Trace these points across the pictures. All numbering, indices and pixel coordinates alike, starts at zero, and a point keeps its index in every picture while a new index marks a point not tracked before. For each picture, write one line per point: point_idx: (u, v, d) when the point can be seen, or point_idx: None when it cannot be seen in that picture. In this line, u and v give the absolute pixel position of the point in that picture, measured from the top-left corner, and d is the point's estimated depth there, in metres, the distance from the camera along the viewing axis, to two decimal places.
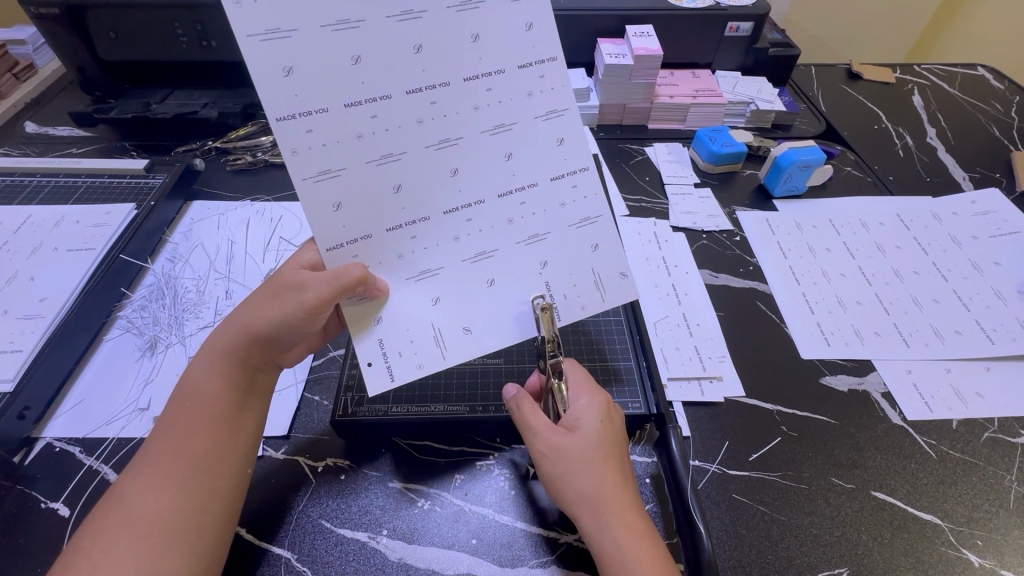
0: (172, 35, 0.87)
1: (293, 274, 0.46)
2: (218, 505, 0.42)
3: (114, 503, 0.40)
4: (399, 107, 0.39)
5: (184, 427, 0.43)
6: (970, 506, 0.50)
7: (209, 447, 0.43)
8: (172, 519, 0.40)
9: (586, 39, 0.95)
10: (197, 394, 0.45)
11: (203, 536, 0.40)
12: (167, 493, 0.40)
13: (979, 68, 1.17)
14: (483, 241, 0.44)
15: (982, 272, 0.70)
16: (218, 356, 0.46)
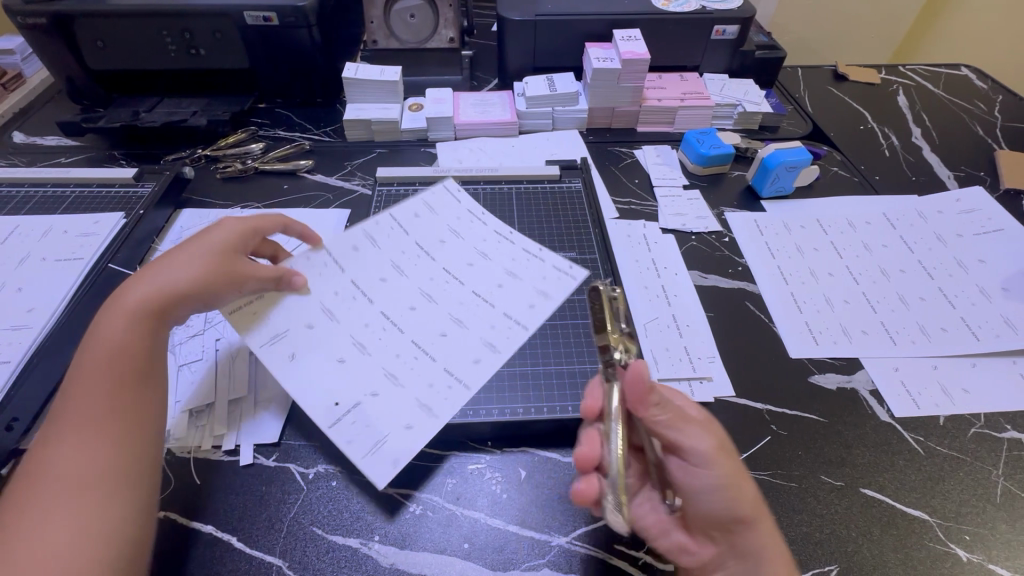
0: (161, 43, 0.87)
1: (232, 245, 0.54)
2: (133, 460, 0.42)
3: (39, 465, 0.40)
4: (441, 238, 0.68)
5: (82, 390, 0.44)
6: (958, 502, 0.51)
7: (111, 409, 0.43)
8: (88, 475, 0.40)
9: (574, 43, 0.95)
10: (113, 349, 0.46)
11: (124, 492, 0.41)
12: (75, 457, 0.41)
13: (963, 68, 1.18)
14: (391, 311, 0.58)
15: (967, 270, 0.71)
16: (119, 320, 0.47)
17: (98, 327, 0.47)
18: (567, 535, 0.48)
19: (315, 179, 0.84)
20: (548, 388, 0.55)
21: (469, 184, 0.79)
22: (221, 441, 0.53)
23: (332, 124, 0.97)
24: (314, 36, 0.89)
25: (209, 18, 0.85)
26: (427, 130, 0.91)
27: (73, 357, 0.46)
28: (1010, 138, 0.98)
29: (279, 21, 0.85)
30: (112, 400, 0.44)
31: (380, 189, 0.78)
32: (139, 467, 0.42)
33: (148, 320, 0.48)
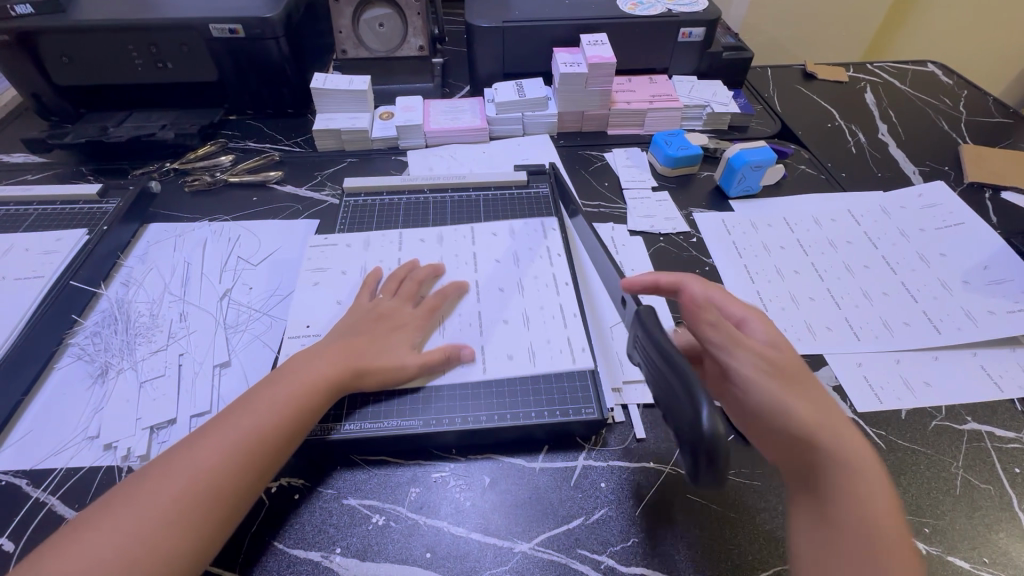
0: (127, 57, 0.87)
1: (383, 324, 0.57)
2: (203, 527, 0.40)
3: (146, 483, 0.41)
4: (475, 240, 0.72)
5: (221, 430, 0.45)
6: (918, 496, 0.51)
7: (231, 464, 0.43)
8: (155, 520, 0.39)
9: (543, 48, 0.96)
10: (274, 409, 0.47)
11: (172, 559, 0.38)
12: (162, 492, 0.40)
13: (929, 64, 1.20)
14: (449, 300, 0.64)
15: (930, 264, 0.72)
16: (314, 380, 0.49)
17: (287, 376, 0.49)
18: (530, 541, 0.48)
19: (285, 190, 0.84)
20: (512, 395, 0.56)
21: (438, 194, 0.79)
22: None
23: (303, 135, 0.96)
24: (282, 47, 0.89)
25: (176, 30, 0.84)
26: (397, 138, 0.91)
27: (249, 389, 0.49)
28: (974, 132, 0.99)
29: (245, 33, 0.85)
30: (239, 452, 0.43)
31: (347, 200, 0.78)
32: (203, 534, 0.40)
33: (330, 390, 0.50)
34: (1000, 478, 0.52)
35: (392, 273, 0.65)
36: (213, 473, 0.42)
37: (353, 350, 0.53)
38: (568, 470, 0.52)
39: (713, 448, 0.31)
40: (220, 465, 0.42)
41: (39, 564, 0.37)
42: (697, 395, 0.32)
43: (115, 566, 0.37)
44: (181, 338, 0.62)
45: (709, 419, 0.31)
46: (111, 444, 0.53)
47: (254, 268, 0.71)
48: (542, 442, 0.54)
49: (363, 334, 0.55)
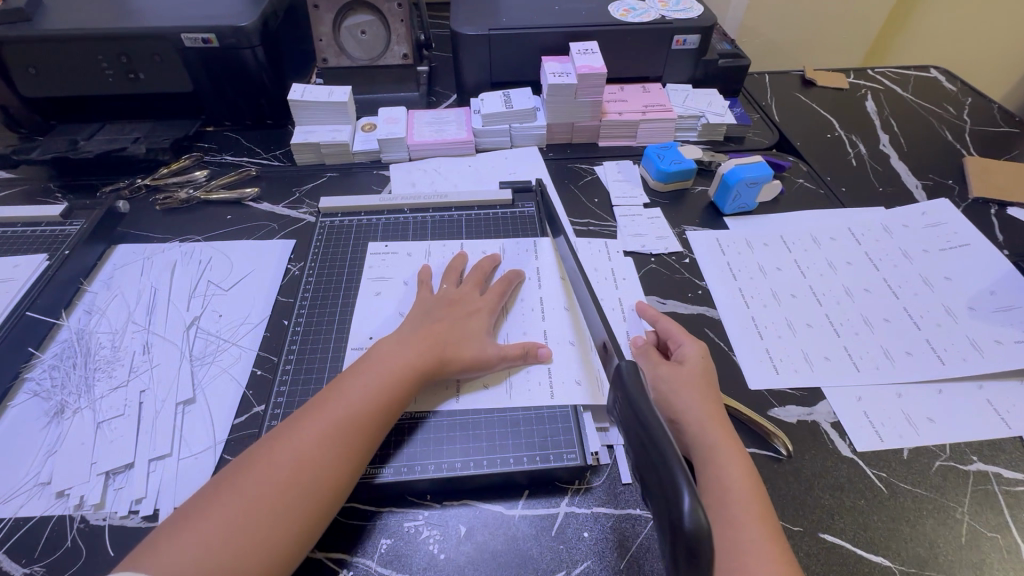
0: (98, 69, 0.83)
1: (461, 321, 0.58)
2: (309, 508, 0.43)
3: (253, 467, 0.44)
4: (528, 250, 0.71)
5: (317, 419, 0.47)
6: (922, 545, 0.48)
7: (327, 447, 0.45)
8: (256, 503, 0.41)
9: (532, 57, 0.92)
10: (359, 400, 0.49)
11: (279, 537, 0.41)
12: (264, 476, 0.43)
13: (932, 69, 1.16)
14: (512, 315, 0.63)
15: (933, 288, 0.68)
16: (401, 366, 0.52)
17: (372, 364, 0.52)
18: None
19: (262, 208, 0.80)
20: (491, 438, 0.53)
21: (419, 214, 0.76)
22: (139, 505, 0.49)
23: (282, 147, 0.93)
24: (258, 56, 0.86)
25: (145, 39, 0.81)
26: (380, 151, 0.87)
27: (339, 378, 0.51)
28: (978, 142, 0.96)
29: (218, 42, 0.82)
30: (330, 436, 0.46)
31: (324, 220, 0.75)
32: (310, 517, 0.42)
33: (416, 375, 0.52)
34: (1008, 525, 0.49)
35: (448, 267, 0.66)
36: (306, 459, 0.44)
37: (435, 336, 0.55)
38: (549, 517, 0.49)
39: (694, 542, 0.29)
40: (313, 449, 0.45)
41: (159, 546, 0.39)
42: (680, 485, 0.30)
43: (227, 546, 0.39)
44: (143, 373, 0.58)
45: (690, 512, 0.29)
46: (64, 492, 0.50)
47: (225, 293, 0.67)
48: (523, 487, 0.51)
49: (441, 321, 0.57)
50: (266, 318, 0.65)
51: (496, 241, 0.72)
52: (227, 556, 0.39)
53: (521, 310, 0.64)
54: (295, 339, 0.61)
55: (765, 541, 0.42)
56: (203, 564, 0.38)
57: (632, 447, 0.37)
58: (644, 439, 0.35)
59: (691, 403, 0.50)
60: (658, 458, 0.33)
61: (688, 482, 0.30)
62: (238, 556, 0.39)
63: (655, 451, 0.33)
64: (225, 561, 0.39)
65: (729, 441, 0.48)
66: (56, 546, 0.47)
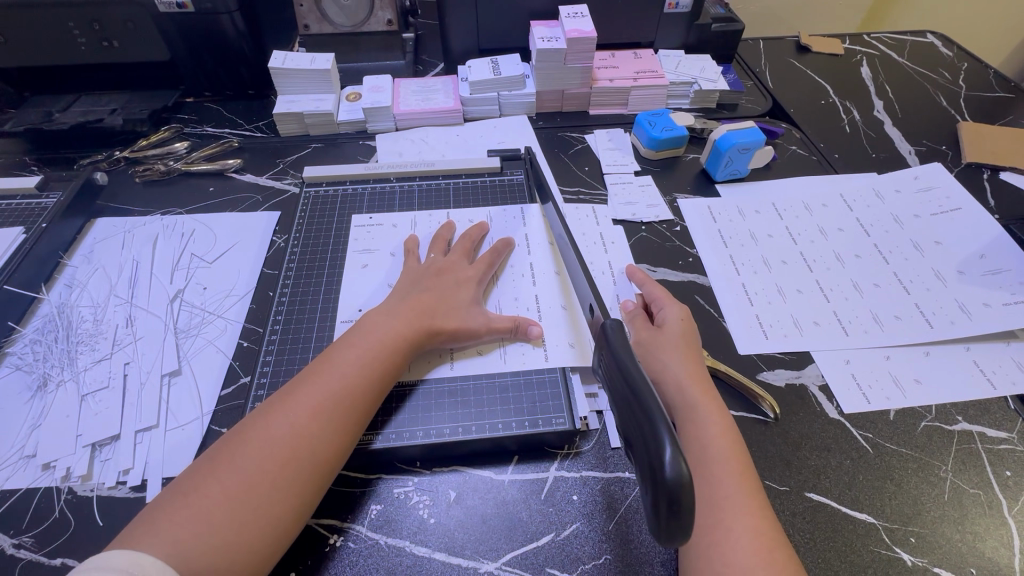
0: (69, 35, 0.79)
1: (451, 290, 0.57)
2: (307, 482, 0.43)
3: (247, 440, 0.43)
4: (515, 216, 0.70)
5: (309, 390, 0.46)
6: (905, 503, 0.49)
7: (323, 421, 0.45)
8: (256, 478, 0.41)
9: (521, 22, 0.90)
10: (352, 370, 0.48)
11: (280, 510, 0.41)
12: (261, 451, 0.42)
13: (929, 34, 1.14)
14: (502, 281, 0.63)
15: (923, 253, 0.68)
16: (392, 335, 0.51)
17: (361, 336, 0.51)
18: (495, 560, 0.45)
19: (245, 179, 0.79)
20: (480, 405, 0.52)
21: (405, 183, 0.74)
22: (126, 476, 0.49)
23: (264, 118, 0.91)
24: (236, 23, 0.83)
25: (117, 4, 0.77)
26: (365, 121, 0.85)
27: (331, 349, 0.51)
28: (973, 108, 0.95)
29: (194, 7, 0.79)
30: (325, 410, 0.45)
31: (308, 190, 0.74)
32: (307, 488, 0.42)
33: (407, 346, 0.52)
34: (991, 482, 0.50)
35: (435, 236, 0.65)
36: (301, 433, 0.44)
37: (423, 304, 0.55)
38: (539, 482, 0.49)
39: (677, 496, 0.29)
40: (307, 423, 0.44)
41: (156, 524, 0.38)
42: (662, 439, 0.31)
43: (229, 521, 0.39)
44: (127, 345, 0.58)
45: (672, 465, 0.30)
46: (50, 464, 0.49)
47: (209, 266, 0.66)
48: (512, 452, 0.51)
49: (428, 290, 0.57)
50: (252, 290, 0.64)
51: (486, 208, 0.71)
52: (229, 532, 0.38)
53: (511, 277, 0.63)
54: (281, 311, 0.60)
55: (742, 496, 0.42)
56: (206, 540, 0.38)
57: (617, 406, 0.37)
58: (630, 397, 0.35)
59: (671, 367, 0.50)
60: (643, 415, 0.33)
61: (671, 437, 0.31)
62: (239, 531, 0.39)
63: (640, 407, 0.33)
64: (228, 536, 0.38)
65: (708, 402, 0.48)
66: (44, 516, 0.47)
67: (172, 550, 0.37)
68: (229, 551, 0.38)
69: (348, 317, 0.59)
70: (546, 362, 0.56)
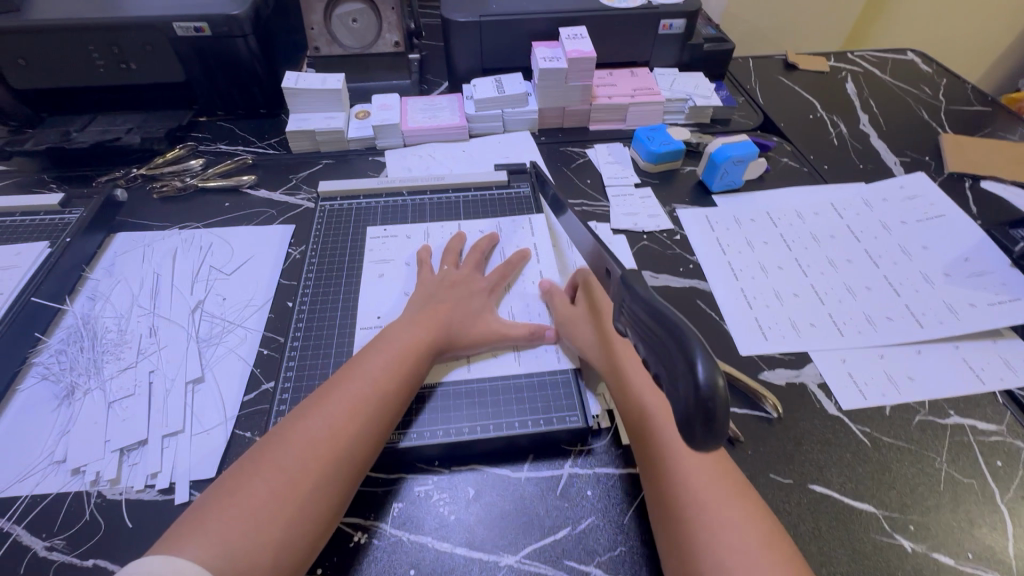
0: (88, 58, 0.82)
1: (469, 301, 0.60)
2: (343, 482, 0.45)
3: (285, 443, 0.45)
4: (522, 225, 0.73)
5: (343, 394, 0.49)
6: (903, 493, 0.51)
7: (359, 422, 0.47)
8: (300, 477, 0.43)
9: (523, 42, 0.94)
10: (381, 376, 0.50)
11: (320, 510, 0.43)
12: (303, 451, 0.44)
13: (908, 52, 1.20)
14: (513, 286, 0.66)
15: (912, 257, 0.72)
16: (416, 338, 0.54)
17: (386, 342, 0.54)
18: (516, 554, 0.47)
19: (259, 195, 0.81)
20: (496, 405, 0.55)
21: (416, 196, 0.77)
22: (154, 479, 0.51)
23: (276, 136, 0.94)
24: (250, 45, 0.86)
25: (136, 29, 0.80)
26: (374, 138, 0.88)
27: (359, 356, 0.53)
28: (952, 120, 1.00)
29: (211, 31, 0.82)
30: (360, 412, 0.47)
31: (323, 204, 0.76)
32: (344, 488, 0.45)
33: (429, 351, 0.54)
34: (983, 472, 0.53)
35: (447, 247, 0.67)
36: (339, 433, 0.46)
37: (441, 312, 0.57)
38: (554, 478, 0.51)
39: (711, 406, 0.30)
40: (345, 423, 0.46)
41: (204, 524, 0.40)
42: (695, 354, 0.31)
43: (275, 519, 0.41)
44: (151, 354, 0.60)
45: (706, 374, 0.30)
46: (79, 469, 0.51)
47: (227, 278, 0.68)
48: (527, 451, 0.53)
49: (445, 300, 0.59)
50: (270, 300, 0.66)
51: (496, 218, 0.74)
52: (276, 530, 0.40)
53: (522, 284, 0.66)
54: (301, 319, 0.62)
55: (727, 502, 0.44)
56: (255, 537, 0.39)
57: (644, 341, 0.37)
58: (659, 331, 0.35)
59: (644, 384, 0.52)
60: (675, 339, 0.33)
61: (702, 350, 0.31)
62: (285, 528, 0.41)
63: (670, 333, 0.34)
64: (274, 534, 0.40)
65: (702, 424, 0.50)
66: (75, 519, 0.48)
67: (222, 549, 0.38)
68: (276, 548, 0.40)
69: (366, 326, 0.61)
70: (558, 363, 0.58)
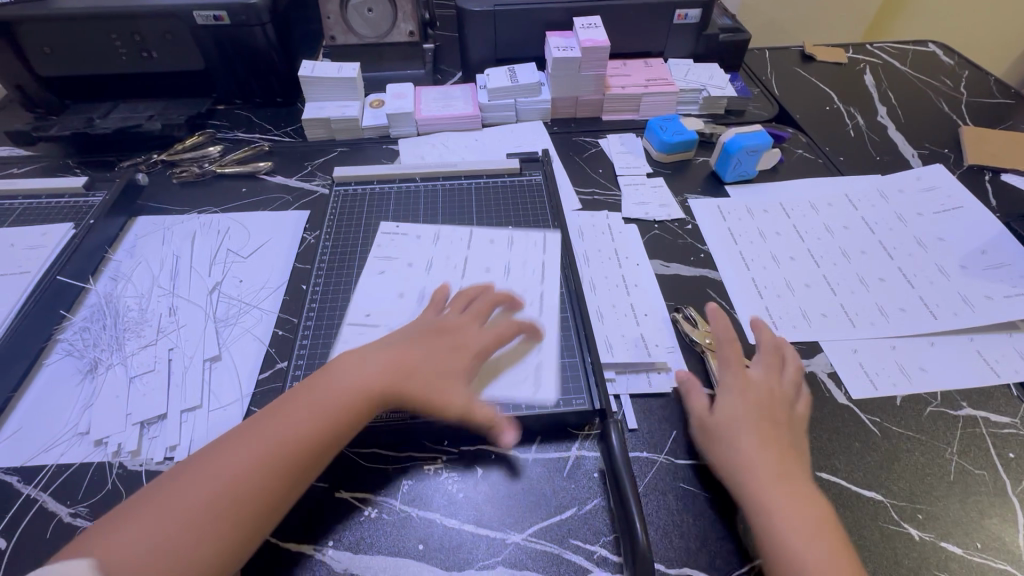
0: (111, 46, 0.84)
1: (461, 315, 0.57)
2: (265, 507, 0.41)
3: (222, 457, 0.42)
4: (532, 212, 0.74)
5: (295, 410, 0.45)
6: (913, 482, 0.51)
7: (299, 446, 0.44)
8: (244, 480, 0.41)
9: (537, 32, 0.94)
10: (338, 397, 0.47)
11: (230, 537, 0.39)
12: (233, 469, 0.41)
13: (930, 44, 1.18)
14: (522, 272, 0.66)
15: (927, 249, 0.71)
16: (386, 360, 0.50)
17: (355, 358, 0.50)
18: (522, 532, 0.47)
19: (275, 181, 0.83)
20: (503, 387, 0.55)
21: (430, 182, 0.78)
22: (173, 452, 0.52)
23: (292, 124, 0.95)
24: (268, 34, 0.88)
25: (158, 18, 0.82)
26: (388, 126, 0.89)
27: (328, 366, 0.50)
28: (974, 113, 0.98)
29: (230, 20, 0.83)
30: (303, 434, 0.44)
31: (338, 189, 0.77)
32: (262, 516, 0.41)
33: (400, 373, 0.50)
34: (995, 463, 0.52)
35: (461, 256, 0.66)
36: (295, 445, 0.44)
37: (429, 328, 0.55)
38: (561, 460, 0.52)
39: None
40: (303, 428, 0.45)
41: (117, 527, 0.38)
42: None
43: (182, 536, 0.38)
44: (171, 333, 0.61)
45: None
46: (102, 440, 0.53)
47: (243, 260, 0.70)
48: (535, 433, 0.54)
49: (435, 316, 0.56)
50: (285, 283, 0.67)
51: (508, 205, 0.75)
52: (176, 548, 0.38)
53: (534, 270, 0.66)
54: (314, 300, 0.63)
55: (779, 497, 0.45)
56: (156, 552, 0.37)
57: None
58: None
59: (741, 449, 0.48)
60: None
61: None
62: (186, 549, 0.38)
63: None
64: (174, 553, 0.37)
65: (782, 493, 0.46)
66: (97, 488, 0.50)
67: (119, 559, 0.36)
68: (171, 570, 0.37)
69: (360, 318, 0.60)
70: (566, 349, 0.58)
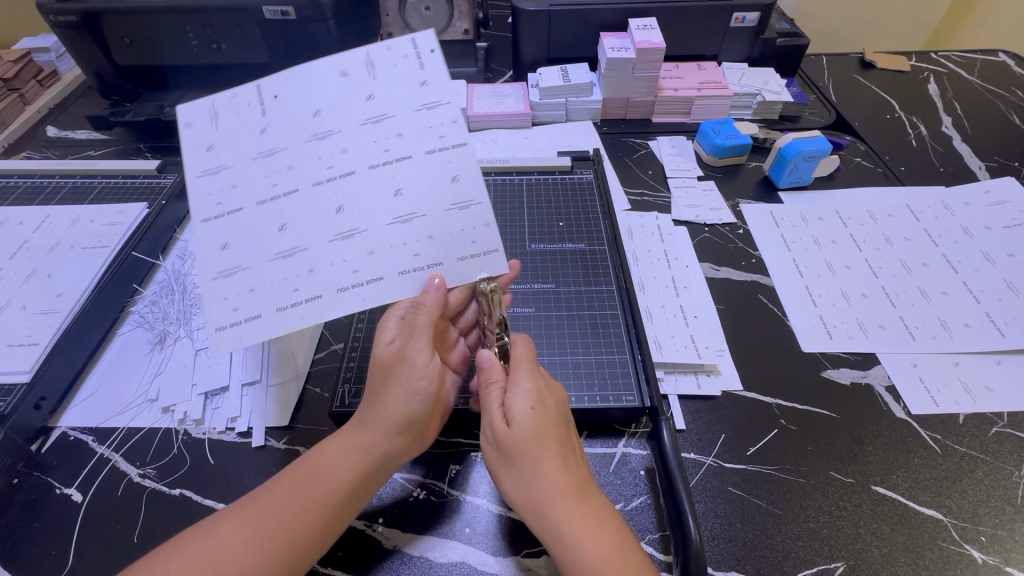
0: (184, 38, 0.89)
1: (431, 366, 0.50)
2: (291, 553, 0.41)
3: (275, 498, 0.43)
4: (581, 210, 0.74)
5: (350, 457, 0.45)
6: (975, 502, 0.49)
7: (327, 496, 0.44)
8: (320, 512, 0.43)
9: (591, 33, 0.94)
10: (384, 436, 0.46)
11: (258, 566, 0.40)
12: (295, 508, 0.42)
13: (1001, 53, 1.13)
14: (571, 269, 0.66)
15: (995, 264, 0.68)
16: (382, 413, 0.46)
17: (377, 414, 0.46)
18: None
19: None
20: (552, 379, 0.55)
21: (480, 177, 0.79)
22: (234, 423, 0.55)
23: None
24: (329, 29, 0.90)
25: (229, 13, 0.86)
26: None
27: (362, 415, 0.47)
28: None
29: (296, 15, 0.86)
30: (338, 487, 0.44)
31: None
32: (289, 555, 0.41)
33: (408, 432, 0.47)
34: None
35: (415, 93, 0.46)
36: (300, 511, 0.42)
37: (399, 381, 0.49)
38: (608, 456, 0.52)
39: None
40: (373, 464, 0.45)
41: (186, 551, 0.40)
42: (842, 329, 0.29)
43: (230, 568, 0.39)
44: None
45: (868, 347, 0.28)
46: (169, 408, 0.56)
47: None
48: (581, 428, 0.54)
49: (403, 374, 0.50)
50: None
51: (557, 203, 0.75)
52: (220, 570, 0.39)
53: (582, 266, 0.67)
54: None
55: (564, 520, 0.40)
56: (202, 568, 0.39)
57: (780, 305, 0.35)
58: None
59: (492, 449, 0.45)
60: None
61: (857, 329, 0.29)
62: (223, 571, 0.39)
63: None
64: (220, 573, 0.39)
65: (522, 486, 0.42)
66: (164, 452, 0.52)
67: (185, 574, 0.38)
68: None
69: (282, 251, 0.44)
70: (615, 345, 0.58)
